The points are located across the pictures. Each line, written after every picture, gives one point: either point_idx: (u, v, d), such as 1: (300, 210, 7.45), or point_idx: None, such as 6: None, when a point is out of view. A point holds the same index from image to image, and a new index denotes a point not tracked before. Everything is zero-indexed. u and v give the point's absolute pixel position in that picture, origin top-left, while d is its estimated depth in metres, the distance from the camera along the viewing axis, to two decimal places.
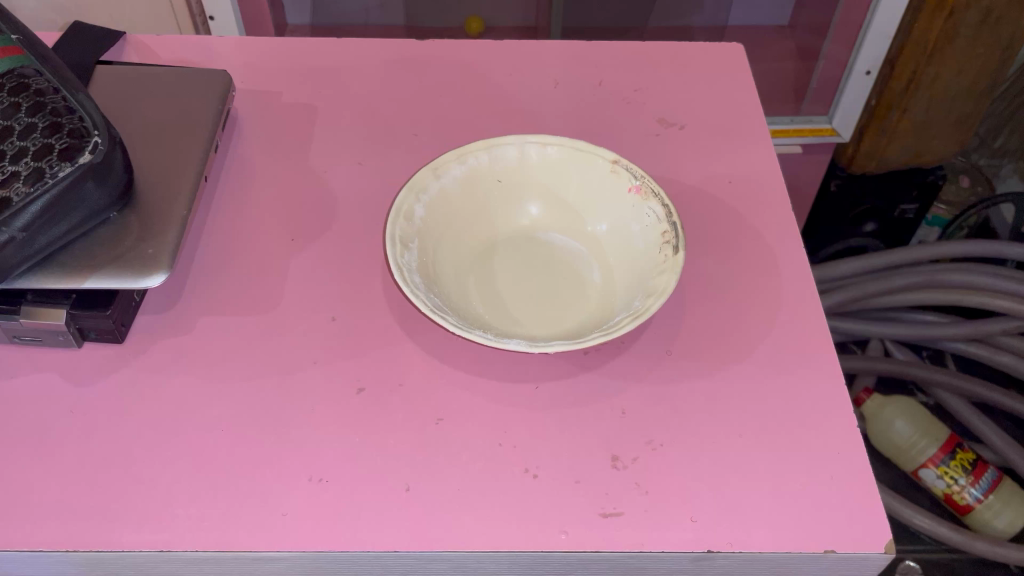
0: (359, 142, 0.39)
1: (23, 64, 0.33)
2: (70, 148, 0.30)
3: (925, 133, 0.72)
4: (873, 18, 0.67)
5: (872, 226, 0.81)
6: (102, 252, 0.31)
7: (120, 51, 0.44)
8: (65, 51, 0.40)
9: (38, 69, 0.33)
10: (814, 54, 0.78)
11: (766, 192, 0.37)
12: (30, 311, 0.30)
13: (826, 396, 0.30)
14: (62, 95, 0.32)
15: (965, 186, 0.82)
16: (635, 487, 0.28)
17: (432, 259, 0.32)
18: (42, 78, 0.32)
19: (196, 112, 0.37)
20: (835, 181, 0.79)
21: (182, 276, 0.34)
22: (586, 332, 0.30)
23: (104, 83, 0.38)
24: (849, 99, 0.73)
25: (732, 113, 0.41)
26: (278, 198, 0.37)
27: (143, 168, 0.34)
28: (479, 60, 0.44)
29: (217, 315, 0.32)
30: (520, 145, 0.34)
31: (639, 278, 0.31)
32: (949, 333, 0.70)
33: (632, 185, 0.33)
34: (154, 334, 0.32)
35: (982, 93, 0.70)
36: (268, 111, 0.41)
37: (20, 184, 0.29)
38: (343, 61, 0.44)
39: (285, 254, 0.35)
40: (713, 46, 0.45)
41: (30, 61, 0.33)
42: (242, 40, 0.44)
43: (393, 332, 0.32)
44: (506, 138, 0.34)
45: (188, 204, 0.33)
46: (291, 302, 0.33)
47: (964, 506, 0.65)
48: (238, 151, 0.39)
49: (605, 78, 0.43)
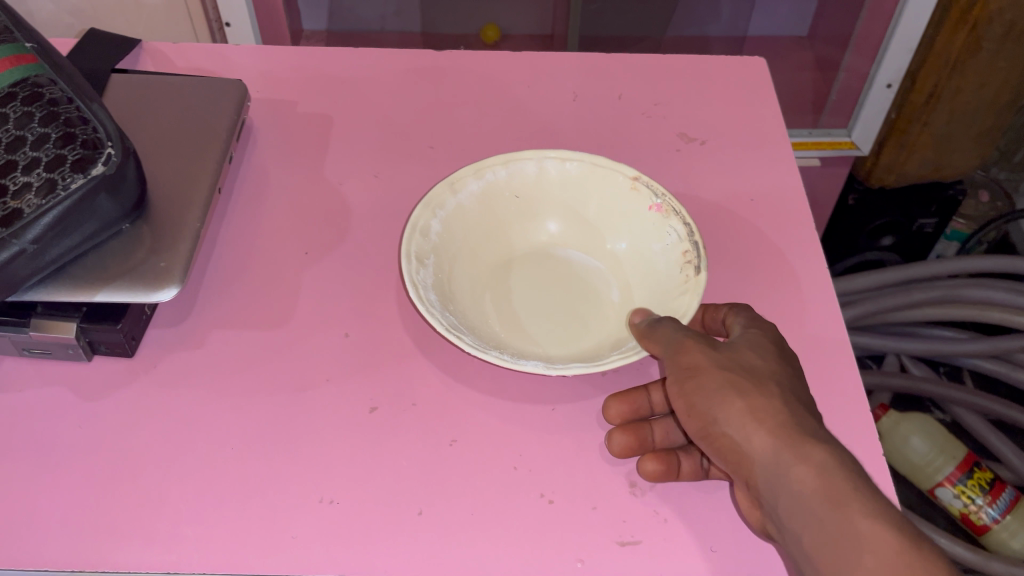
0: (375, 154, 0.39)
1: (37, 73, 0.32)
2: (84, 159, 0.30)
3: (946, 147, 0.71)
4: (895, 30, 0.66)
5: (889, 240, 0.80)
6: (114, 266, 0.30)
7: (136, 59, 0.44)
8: (81, 59, 0.40)
9: (52, 78, 0.32)
10: (834, 65, 0.77)
11: (788, 210, 0.37)
12: (41, 323, 0.29)
13: (848, 420, 0.30)
14: (76, 105, 0.31)
15: (985, 201, 0.81)
16: (654, 513, 0.27)
17: (447, 276, 0.31)
18: (56, 88, 0.32)
19: (215, 123, 0.37)
20: (852, 195, 0.78)
21: (194, 289, 0.33)
22: (605, 352, 0.30)
23: (119, 92, 0.38)
24: (869, 111, 0.72)
25: (753, 128, 0.41)
26: (293, 210, 0.36)
27: (157, 178, 0.34)
28: (497, 71, 0.44)
29: (228, 329, 0.32)
30: (540, 161, 0.34)
31: (660, 299, 0.31)
32: (968, 350, 0.69)
33: (653, 203, 0.33)
34: (165, 348, 0.31)
35: (1005, 107, 0.69)
36: (284, 121, 0.40)
37: (31, 196, 0.28)
38: (360, 70, 0.43)
39: (299, 268, 0.34)
40: (734, 60, 0.45)
41: (46, 70, 0.32)
42: (259, 49, 0.44)
43: (407, 349, 0.32)
44: (525, 154, 0.34)
45: (200, 218, 0.33)
46: (305, 317, 0.32)
47: (981, 526, 0.64)
48: (253, 162, 0.39)
49: (624, 91, 0.43)
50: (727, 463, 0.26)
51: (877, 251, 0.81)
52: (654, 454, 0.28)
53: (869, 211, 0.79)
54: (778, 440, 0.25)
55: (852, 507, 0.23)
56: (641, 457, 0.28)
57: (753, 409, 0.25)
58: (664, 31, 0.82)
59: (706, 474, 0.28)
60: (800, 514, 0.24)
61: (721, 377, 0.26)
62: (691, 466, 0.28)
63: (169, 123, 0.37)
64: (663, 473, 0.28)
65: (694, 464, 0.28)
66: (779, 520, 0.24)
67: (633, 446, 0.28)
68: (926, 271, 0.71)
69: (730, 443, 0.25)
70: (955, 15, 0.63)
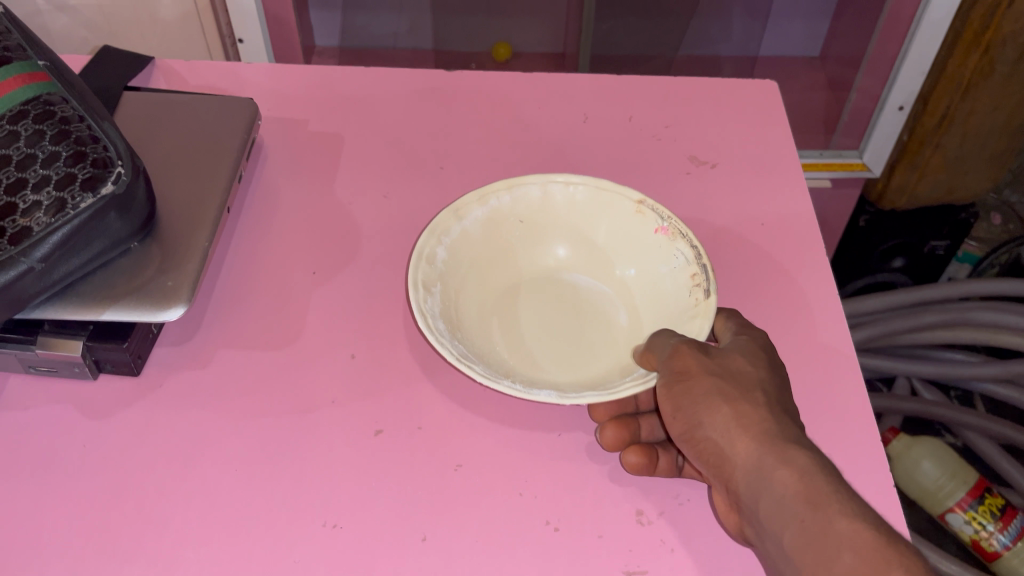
0: (385, 174, 0.39)
1: (49, 91, 0.32)
2: (94, 178, 0.29)
3: (958, 168, 0.72)
4: (908, 52, 0.66)
5: (901, 261, 0.80)
6: (122, 284, 0.30)
7: (150, 77, 0.44)
8: (93, 77, 0.40)
9: (64, 97, 0.32)
10: (846, 86, 0.77)
11: (799, 235, 0.37)
12: (48, 341, 0.29)
13: (859, 449, 0.29)
14: (88, 124, 0.31)
15: (997, 224, 0.81)
16: (661, 543, 0.27)
17: (454, 304, 0.31)
18: (69, 106, 0.31)
19: (225, 142, 0.37)
20: (864, 217, 0.79)
21: (201, 310, 0.33)
22: (615, 378, 0.29)
23: (131, 109, 0.38)
24: (881, 133, 0.72)
25: (764, 152, 0.41)
26: (302, 230, 0.36)
27: (167, 196, 0.34)
28: (508, 92, 0.44)
29: (235, 350, 0.32)
30: (545, 184, 0.34)
31: (670, 323, 0.30)
32: (980, 373, 0.68)
33: (659, 226, 0.33)
34: (171, 368, 0.31)
35: (1019, 131, 0.69)
36: (294, 140, 0.41)
37: (41, 214, 0.28)
38: (372, 90, 0.43)
39: (306, 288, 0.34)
40: (746, 82, 0.45)
41: (58, 87, 0.32)
42: (271, 68, 0.44)
43: (413, 373, 0.31)
44: (529, 178, 0.34)
45: (209, 237, 0.33)
46: (311, 338, 0.32)
47: (992, 552, 0.63)
48: (264, 181, 0.39)
49: (635, 113, 0.43)
50: (708, 465, 0.26)
51: (888, 272, 0.80)
52: (640, 446, 0.28)
53: (879, 233, 0.79)
54: (762, 446, 0.25)
55: (832, 509, 0.23)
56: (627, 449, 0.28)
57: (733, 415, 0.26)
58: (677, 50, 0.82)
59: (680, 471, 0.29)
60: (777, 514, 0.24)
61: (707, 383, 0.26)
62: (667, 463, 0.28)
63: (181, 142, 0.37)
64: (646, 465, 0.28)
65: (672, 460, 0.29)
66: (757, 522, 0.24)
67: (622, 439, 0.29)
68: (938, 293, 0.70)
69: (712, 445, 0.25)
70: (968, 37, 0.63)
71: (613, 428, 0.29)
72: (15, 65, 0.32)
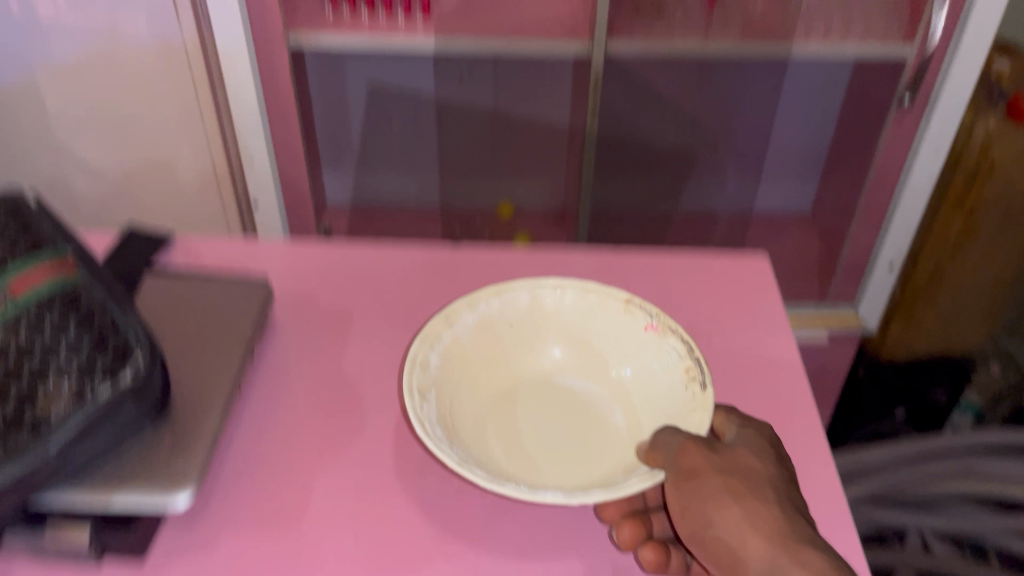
0: (394, 349, 0.41)
1: (76, 279, 0.34)
2: (112, 369, 0.31)
3: (952, 326, 0.81)
4: (894, 212, 0.75)
5: (903, 413, 0.81)
6: (133, 468, 0.31)
7: (169, 254, 0.47)
8: (116, 256, 0.43)
9: (91, 284, 0.34)
10: (836, 245, 0.83)
11: (802, 407, 0.38)
12: (60, 524, 0.31)
13: None
14: (112, 311, 0.33)
15: (997, 374, 0.82)
16: None
17: (449, 410, 0.32)
18: (94, 292, 0.34)
19: (238, 325, 0.39)
20: (862, 368, 0.85)
21: (208, 491, 0.34)
22: (619, 477, 0.30)
23: (150, 292, 0.41)
24: (874, 289, 0.80)
25: (764, 322, 0.42)
26: (310, 405, 0.38)
27: (178, 377, 0.36)
28: (514, 265, 0.46)
29: (241, 533, 0.33)
30: (531, 290, 0.37)
31: (669, 413, 0.32)
32: (990, 526, 0.67)
33: (648, 323, 0.35)
34: (174, 556, 0.32)
35: (1005, 291, 0.79)
36: (305, 318, 0.43)
37: (60, 404, 0.30)
38: (380, 266, 0.46)
39: (313, 467, 0.35)
40: (744, 255, 0.47)
41: (84, 278, 0.34)
42: (284, 249, 0.47)
43: (417, 556, 0.32)
44: (516, 284, 0.36)
45: (217, 420, 0.34)
46: (316, 521, 0.33)
47: None
48: (274, 358, 0.40)
49: (635, 288, 0.45)
50: (719, 567, 0.28)
51: (891, 423, 0.81)
52: (655, 544, 0.31)
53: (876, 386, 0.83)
54: (773, 545, 0.27)
55: None
56: (641, 545, 0.31)
57: (735, 510, 0.28)
58: (675, 205, 0.93)
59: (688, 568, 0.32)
60: None
61: (715, 479, 0.29)
62: (679, 560, 0.32)
63: (197, 320, 0.39)
64: (661, 563, 0.31)
65: (682, 558, 0.32)
66: None
67: (635, 537, 0.32)
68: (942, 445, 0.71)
69: (725, 547, 0.28)
70: (953, 199, 0.76)
71: (630, 521, 0.32)
72: (46, 254, 0.34)
